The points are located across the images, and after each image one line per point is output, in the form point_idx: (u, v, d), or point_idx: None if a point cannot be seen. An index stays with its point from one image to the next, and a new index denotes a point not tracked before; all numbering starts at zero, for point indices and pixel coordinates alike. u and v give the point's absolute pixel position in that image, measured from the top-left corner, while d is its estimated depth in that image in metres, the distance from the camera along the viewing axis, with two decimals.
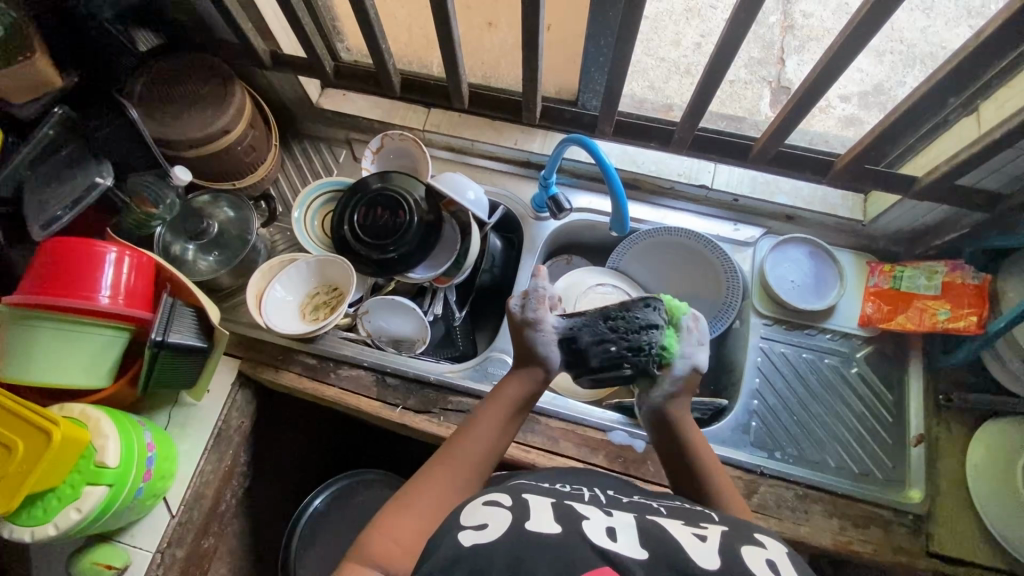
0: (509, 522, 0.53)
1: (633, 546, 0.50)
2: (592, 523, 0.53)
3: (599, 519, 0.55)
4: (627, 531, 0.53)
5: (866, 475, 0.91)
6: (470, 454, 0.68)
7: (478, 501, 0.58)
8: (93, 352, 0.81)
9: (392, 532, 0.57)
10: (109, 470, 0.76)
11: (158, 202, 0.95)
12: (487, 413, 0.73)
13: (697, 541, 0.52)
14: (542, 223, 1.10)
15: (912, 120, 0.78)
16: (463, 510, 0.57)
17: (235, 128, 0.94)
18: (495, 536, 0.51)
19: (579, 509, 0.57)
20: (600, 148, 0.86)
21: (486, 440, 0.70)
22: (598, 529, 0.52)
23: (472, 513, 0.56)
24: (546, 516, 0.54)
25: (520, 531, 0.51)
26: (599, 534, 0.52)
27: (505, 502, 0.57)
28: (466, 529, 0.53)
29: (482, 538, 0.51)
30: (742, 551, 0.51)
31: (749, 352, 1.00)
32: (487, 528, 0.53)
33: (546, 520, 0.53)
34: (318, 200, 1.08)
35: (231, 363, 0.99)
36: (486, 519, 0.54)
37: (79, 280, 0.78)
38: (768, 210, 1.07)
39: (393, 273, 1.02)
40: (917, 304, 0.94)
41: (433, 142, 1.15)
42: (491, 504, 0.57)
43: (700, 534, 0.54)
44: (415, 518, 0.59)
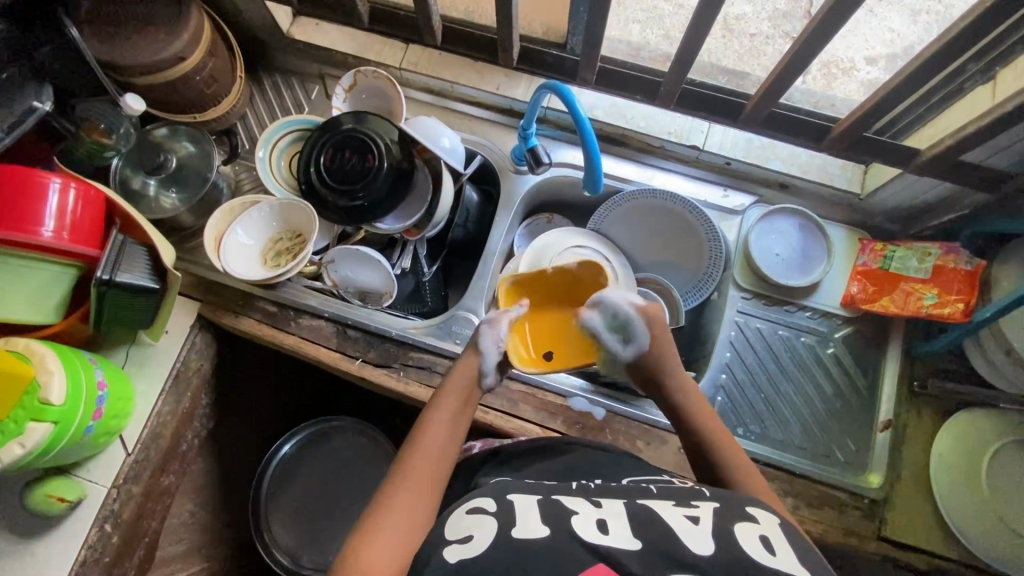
0: (495, 530, 0.51)
1: (627, 538, 0.49)
2: (580, 518, 0.51)
3: (587, 513, 0.52)
4: (618, 519, 0.52)
5: (828, 457, 0.89)
6: (426, 461, 0.63)
7: (462, 509, 0.56)
8: (37, 287, 0.78)
9: (365, 567, 0.51)
10: (54, 407, 0.75)
11: (111, 131, 0.89)
12: (435, 412, 0.68)
13: (689, 524, 0.50)
14: (521, 176, 1.04)
15: (919, 84, 0.71)
16: (446, 522, 0.55)
17: (191, 56, 0.88)
18: (483, 548, 0.49)
19: (565, 501, 0.54)
20: (574, 96, 0.80)
21: (440, 439, 0.65)
22: (587, 524, 0.50)
23: (456, 525, 0.53)
24: (532, 516, 0.52)
25: (505, 540, 0.49)
26: (589, 529, 0.50)
27: (489, 507, 0.54)
28: (452, 543, 0.51)
29: (467, 553, 0.49)
30: (738, 531, 0.50)
31: (723, 326, 0.97)
32: (472, 540, 0.51)
33: (532, 524, 0.51)
34: (286, 139, 1.03)
35: (190, 306, 0.97)
36: (471, 529, 0.52)
37: (18, 211, 0.74)
38: (761, 176, 1.00)
39: (360, 223, 0.99)
40: (903, 287, 0.90)
41: (411, 83, 1.07)
42: (475, 511, 0.54)
43: (692, 515, 0.52)
44: (386, 544, 0.54)
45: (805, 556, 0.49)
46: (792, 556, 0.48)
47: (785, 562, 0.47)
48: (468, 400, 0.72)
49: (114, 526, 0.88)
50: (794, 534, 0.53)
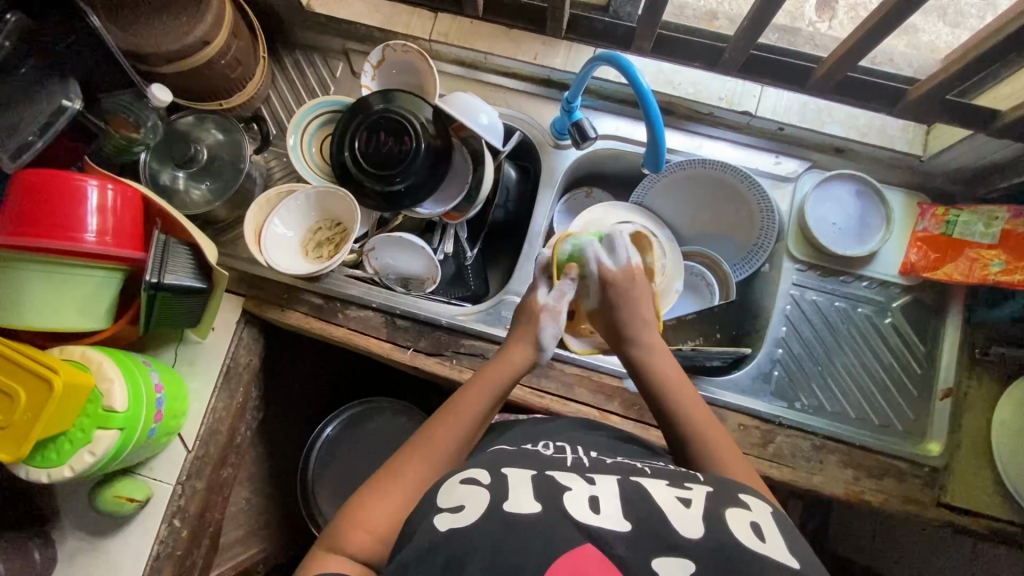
0: (487, 500, 0.53)
1: (617, 519, 0.51)
2: (574, 494, 0.54)
3: (580, 490, 0.55)
4: (610, 501, 0.54)
5: (887, 427, 0.89)
6: (443, 437, 0.66)
7: (456, 479, 0.58)
8: (88, 294, 0.76)
9: (366, 519, 0.58)
10: (119, 414, 0.75)
11: (139, 125, 0.85)
12: (467, 396, 0.71)
13: (680, 507, 0.53)
14: (563, 151, 1.00)
15: (1017, 44, 0.65)
16: (439, 490, 0.57)
17: (215, 40, 0.82)
18: (473, 518, 0.51)
19: (560, 481, 0.57)
20: (635, 69, 0.75)
21: (464, 422, 0.68)
22: (580, 501, 0.53)
23: (449, 494, 0.56)
24: (524, 490, 0.54)
25: (498, 514, 0.51)
26: (580, 506, 0.52)
27: (483, 479, 0.57)
28: (442, 512, 0.53)
29: (458, 522, 0.52)
30: (729, 517, 0.52)
31: (778, 299, 0.95)
32: (464, 510, 0.53)
33: (525, 499, 0.53)
34: (316, 122, 0.98)
35: (235, 301, 0.95)
36: (464, 500, 0.54)
37: (61, 218, 0.72)
38: (815, 140, 0.96)
39: (400, 208, 0.95)
40: (968, 253, 0.87)
41: (441, 55, 1.02)
42: (467, 482, 0.57)
43: (684, 499, 0.54)
44: (391, 503, 0.59)
45: (796, 547, 0.51)
46: (785, 546, 0.50)
47: (776, 550, 0.49)
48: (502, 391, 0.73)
49: (182, 521, 0.89)
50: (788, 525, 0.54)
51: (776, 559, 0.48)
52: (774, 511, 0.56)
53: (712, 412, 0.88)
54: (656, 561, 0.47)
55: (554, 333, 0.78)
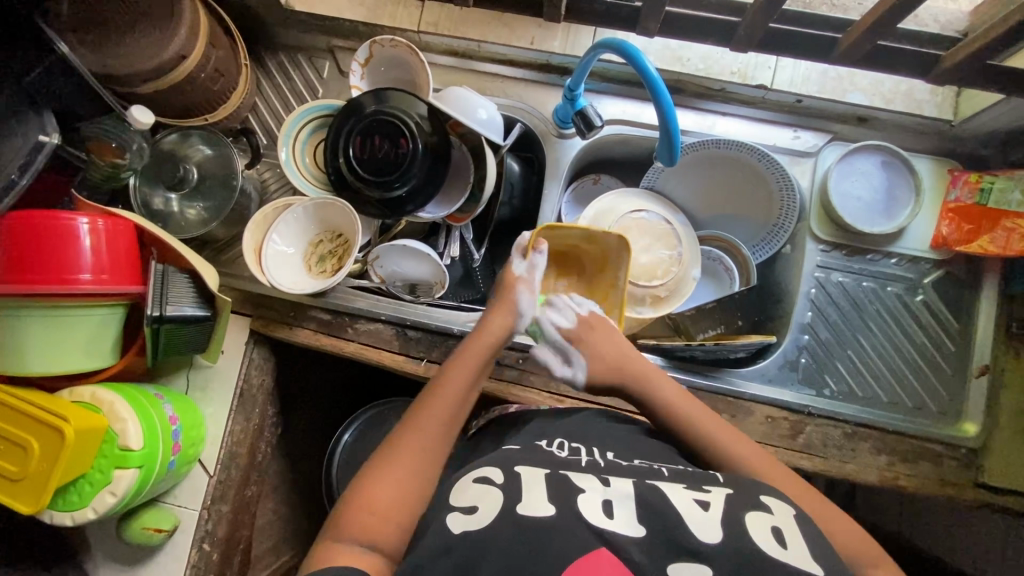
0: (500, 503, 0.52)
1: (629, 522, 0.50)
2: (587, 497, 0.53)
3: (594, 492, 0.53)
4: (623, 502, 0.52)
5: (920, 409, 0.86)
6: (433, 417, 0.64)
7: (468, 478, 0.58)
8: (91, 334, 0.74)
9: (370, 503, 0.56)
10: (135, 452, 0.73)
11: (124, 151, 0.81)
12: (453, 372, 0.69)
13: (698, 511, 0.51)
14: (567, 141, 0.95)
15: None
16: (454, 489, 0.57)
17: (192, 53, 0.77)
18: (485, 521, 0.51)
19: (574, 481, 0.55)
20: (642, 55, 0.70)
21: (453, 398, 0.67)
22: (594, 504, 0.52)
23: (463, 492, 0.55)
24: (538, 492, 0.53)
25: (510, 516, 0.51)
26: (595, 511, 0.51)
27: (496, 478, 0.56)
28: (456, 512, 0.53)
29: (472, 524, 0.51)
30: (748, 521, 0.51)
31: (802, 282, 0.91)
32: (477, 512, 0.52)
33: (537, 501, 0.52)
34: (307, 129, 0.93)
35: (242, 322, 0.93)
36: (475, 501, 0.53)
37: (52, 260, 0.68)
38: (836, 111, 0.90)
39: (402, 214, 0.91)
40: (1005, 224, 0.82)
41: (431, 46, 0.96)
42: (481, 481, 0.56)
43: (702, 501, 0.53)
44: (394, 487, 0.58)
45: (819, 549, 0.50)
46: (807, 552, 0.49)
47: (797, 556, 0.48)
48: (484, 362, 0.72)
49: (212, 544, 0.89)
50: (810, 525, 0.53)
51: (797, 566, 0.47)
52: (794, 510, 0.55)
53: (739, 405, 0.86)
54: (672, 565, 0.47)
55: (531, 301, 0.78)
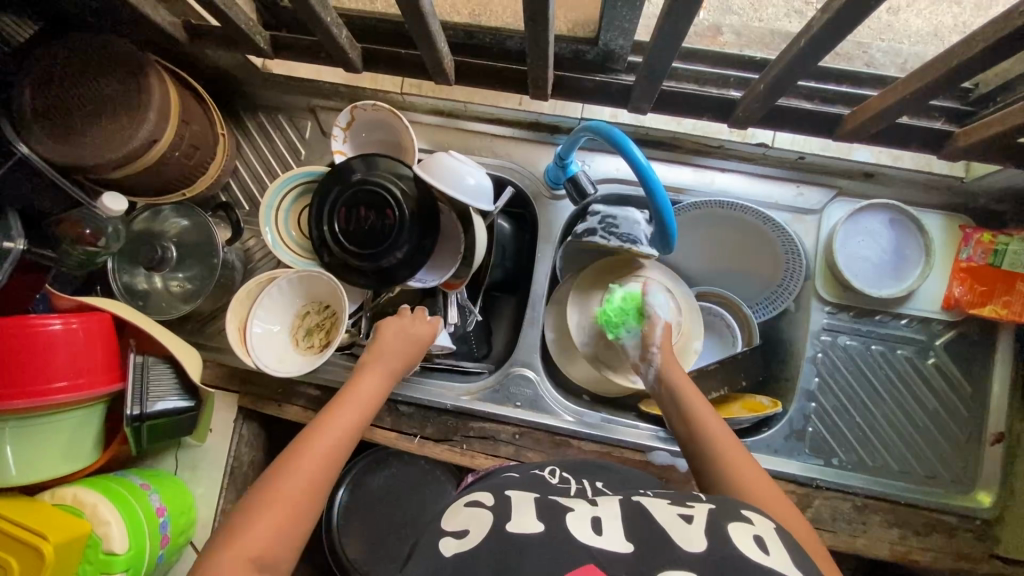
0: (487, 521, 0.53)
1: (619, 539, 0.49)
2: (576, 514, 0.53)
3: (583, 510, 0.54)
4: (611, 520, 0.52)
5: (933, 478, 0.83)
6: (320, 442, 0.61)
7: (461, 503, 0.59)
8: (70, 438, 0.71)
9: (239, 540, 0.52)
10: (120, 556, 0.71)
11: (99, 234, 0.77)
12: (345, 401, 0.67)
13: (681, 523, 0.50)
14: (560, 202, 0.91)
15: None
16: (444, 516, 0.58)
17: (163, 137, 0.74)
18: (474, 538, 0.51)
19: (563, 503, 0.56)
20: (631, 142, 0.66)
21: (342, 422, 0.64)
22: (581, 520, 0.52)
23: (454, 516, 0.56)
24: (526, 512, 0.54)
25: (502, 534, 0.51)
26: (582, 526, 0.51)
27: (485, 502, 0.57)
28: (447, 534, 0.53)
29: (462, 545, 0.51)
30: (731, 530, 0.49)
31: (808, 346, 0.87)
32: (467, 533, 0.52)
33: (526, 519, 0.52)
34: (289, 198, 0.90)
35: (230, 399, 0.90)
36: (467, 523, 0.54)
37: (24, 371, 0.65)
38: (841, 167, 0.86)
39: (392, 284, 0.88)
40: (1021, 288, 0.78)
41: (417, 106, 0.92)
42: (472, 505, 0.57)
43: (685, 515, 0.52)
44: (268, 519, 0.54)
45: (803, 560, 0.48)
46: (789, 560, 0.47)
47: (780, 561, 0.46)
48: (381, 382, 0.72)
49: None
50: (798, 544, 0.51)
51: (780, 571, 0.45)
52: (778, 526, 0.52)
53: None
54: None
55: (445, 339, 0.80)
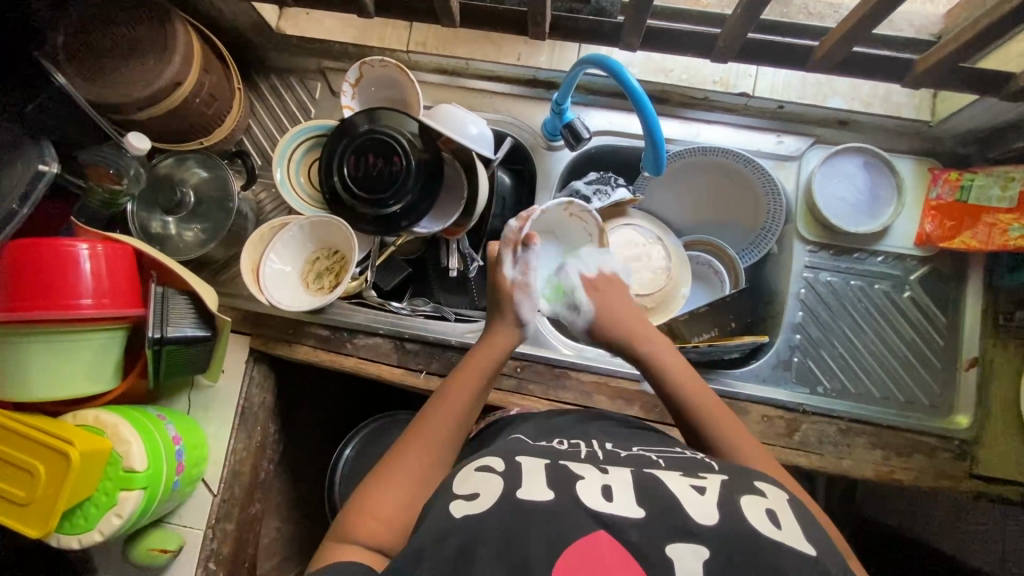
0: (500, 490, 0.53)
1: (630, 506, 0.50)
2: (586, 484, 0.53)
3: (593, 479, 0.54)
4: (623, 488, 0.53)
5: (912, 403, 0.87)
6: (436, 427, 0.65)
7: (471, 466, 0.58)
8: (93, 358, 0.75)
9: (372, 510, 0.57)
10: (140, 473, 0.74)
11: (121, 175, 0.82)
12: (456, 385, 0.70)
13: (695, 494, 0.51)
14: (557, 152, 0.97)
15: None
16: (456, 476, 0.57)
17: (186, 79, 0.79)
18: (488, 506, 0.51)
19: (572, 470, 0.56)
20: (625, 70, 0.74)
21: (454, 408, 0.67)
22: (593, 490, 0.52)
23: (466, 479, 0.55)
24: (539, 480, 0.54)
25: (511, 502, 0.51)
26: (593, 494, 0.51)
27: (497, 466, 0.56)
28: (458, 497, 0.53)
29: (472, 508, 0.51)
30: (743, 504, 0.51)
31: (791, 283, 0.92)
32: (478, 497, 0.52)
33: (538, 487, 0.52)
34: (301, 149, 0.95)
35: (241, 341, 0.94)
36: (478, 487, 0.53)
37: (53, 288, 0.69)
38: (818, 115, 0.93)
39: (397, 231, 0.92)
40: (986, 219, 0.84)
41: (421, 65, 0.98)
42: (483, 469, 0.56)
43: (698, 485, 0.53)
44: (396, 493, 0.59)
45: (811, 531, 0.50)
46: (799, 531, 0.49)
47: (790, 535, 0.48)
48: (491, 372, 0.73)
49: (218, 563, 0.90)
50: (805, 512, 0.53)
51: (788, 543, 0.47)
52: (787, 495, 0.55)
53: (735, 406, 0.87)
54: (670, 548, 0.46)
55: (531, 305, 0.79)
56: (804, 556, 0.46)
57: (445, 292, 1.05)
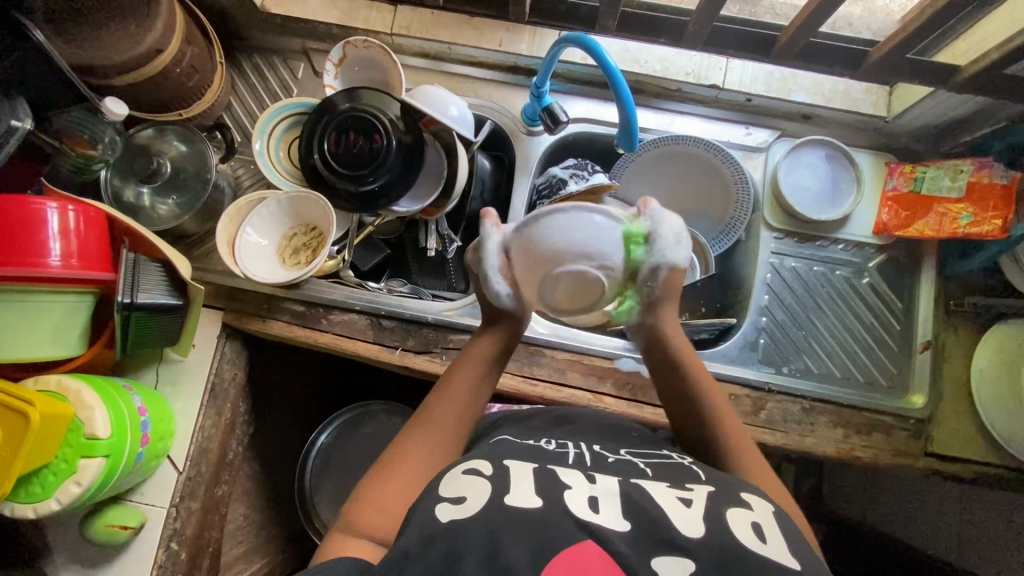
0: (487, 494, 0.52)
1: (616, 519, 0.50)
2: (573, 494, 0.52)
3: (581, 488, 0.53)
4: (609, 500, 0.52)
5: (871, 383, 0.91)
6: (444, 422, 0.65)
7: (457, 470, 0.57)
8: (58, 321, 0.73)
9: (376, 502, 0.56)
10: (102, 441, 0.72)
11: (96, 142, 0.84)
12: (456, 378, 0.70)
13: (681, 507, 0.51)
14: (536, 137, 0.99)
15: None
16: (443, 480, 0.56)
17: (168, 47, 0.80)
18: (476, 509, 0.50)
19: (561, 475, 0.55)
20: (602, 48, 0.78)
21: (458, 398, 0.67)
22: (579, 500, 0.51)
23: (452, 483, 0.55)
24: (527, 484, 0.53)
25: (500, 507, 0.50)
26: (580, 505, 0.51)
27: (485, 470, 0.56)
28: (444, 502, 0.52)
29: (461, 512, 0.51)
30: (729, 516, 0.51)
31: (758, 268, 0.96)
32: (465, 502, 0.52)
33: (525, 493, 0.52)
34: (281, 126, 0.96)
35: (214, 316, 0.93)
36: (465, 491, 0.53)
37: (17, 244, 0.68)
38: (784, 109, 0.98)
39: (376, 209, 0.92)
40: (937, 208, 0.89)
41: (405, 48, 1.01)
42: (472, 471, 0.56)
43: (685, 498, 0.53)
44: (397, 485, 0.58)
45: (796, 540, 0.50)
46: (785, 544, 0.49)
47: (776, 549, 0.48)
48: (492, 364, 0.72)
49: (180, 544, 0.87)
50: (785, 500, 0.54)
51: (771, 558, 0.47)
52: (773, 507, 0.55)
53: None
54: (655, 561, 0.47)
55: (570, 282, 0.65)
56: (788, 570, 0.46)
57: (423, 275, 1.06)
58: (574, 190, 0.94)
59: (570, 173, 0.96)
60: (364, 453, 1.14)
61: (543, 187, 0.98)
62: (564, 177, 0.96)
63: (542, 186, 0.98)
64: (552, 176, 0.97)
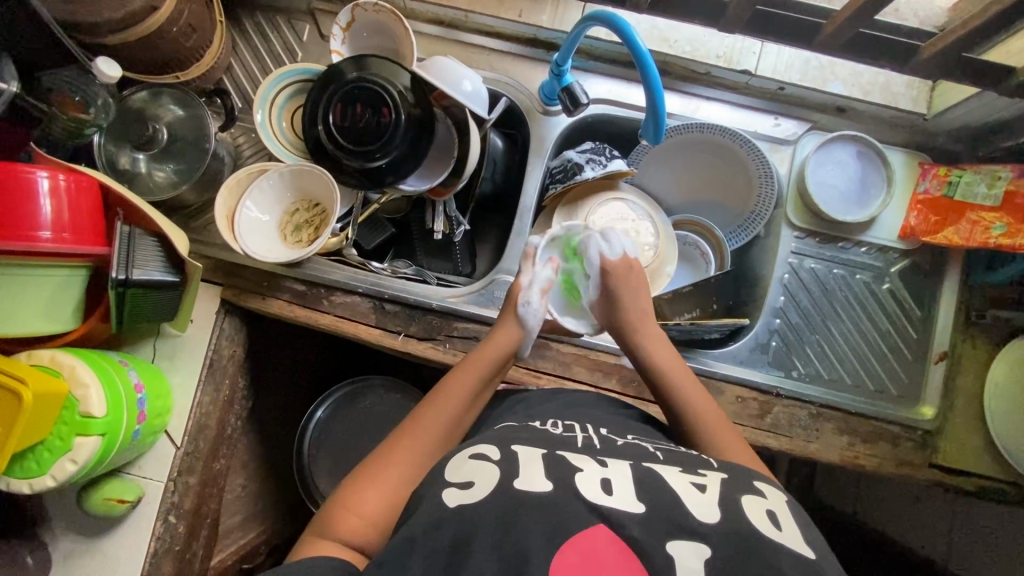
0: (497, 477, 0.51)
1: (631, 500, 0.48)
2: (586, 475, 0.51)
3: (593, 471, 0.52)
4: (622, 481, 0.51)
5: (881, 392, 0.89)
6: (433, 425, 0.64)
7: (465, 453, 0.56)
8: (49, 295, 0.70)
9: (356, 505, 0.55)
10: (98, 420, 0.70)
11: (88, 105, 0.79)
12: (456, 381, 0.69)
13: (695, 491, 0.50)
14: (553, 117, 0.94)
15: None
16: (451, 462, 0.55)
17: (164, 5, 0.74)
18: (484, 493, 0.49)
19: (572, 460, 0.54)
20: (631, 28, 0.72)
21: (451, 405, 0.66)
22: (593, 482, 0.50)
23: (458, 468, 0.53)
24: (536, 468, 0.52)
25: (508, 491, 0.49)
26: (593, 487, 0.49)
27: (494, 455, 0.54)
28: (451, 486, 0.51)
29: (467, 497, 0.50)
30: (743, 501, 0.50)
31: (776, 267, 0.93)
32: (473, 486, 0.51)
33: (536, 476, 0.51)
34: (284, 94, 0.90)
35: (213, 291, 0.90)
36: (473, 476, 0.52)
37: (5, 216, 0.65)
38: (816, 100, 0.93)
39: (381, 186, 0.87)
40: (969, 216, 0.85)
41: (417, 14, 0.94)
42: (478, 457, 0.54)
43: (699, 483, 0.52)
44: (382, 490, 0.57)
45: (811, 534, 0.49)
46: (800, 534, 0.48)
47: (791, 537, 0.47)
48: (491, 372, 0.73)
49: (177, 517, 0.87)
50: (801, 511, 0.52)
51: (789, 546, 0.46)
52: (788, 498, 0.53)
53: (711, 384, 0.87)
54: (672, 544, 0.45)
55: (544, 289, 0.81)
56: (803, 559, 0.45)
57: (429, 257, 1.03)
58: (591, 176, 0.90)
59: (586, 157, 0.92)
60: (362, 430, 1.13)
61: (556, 171, 0.94)
62: (580, 161, 0.92)
63: (557, 171, 0.94)
64: (567, 161, 0.93)
